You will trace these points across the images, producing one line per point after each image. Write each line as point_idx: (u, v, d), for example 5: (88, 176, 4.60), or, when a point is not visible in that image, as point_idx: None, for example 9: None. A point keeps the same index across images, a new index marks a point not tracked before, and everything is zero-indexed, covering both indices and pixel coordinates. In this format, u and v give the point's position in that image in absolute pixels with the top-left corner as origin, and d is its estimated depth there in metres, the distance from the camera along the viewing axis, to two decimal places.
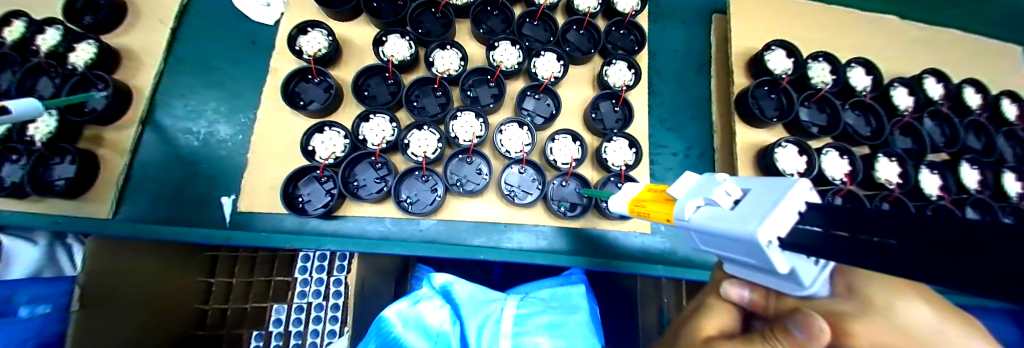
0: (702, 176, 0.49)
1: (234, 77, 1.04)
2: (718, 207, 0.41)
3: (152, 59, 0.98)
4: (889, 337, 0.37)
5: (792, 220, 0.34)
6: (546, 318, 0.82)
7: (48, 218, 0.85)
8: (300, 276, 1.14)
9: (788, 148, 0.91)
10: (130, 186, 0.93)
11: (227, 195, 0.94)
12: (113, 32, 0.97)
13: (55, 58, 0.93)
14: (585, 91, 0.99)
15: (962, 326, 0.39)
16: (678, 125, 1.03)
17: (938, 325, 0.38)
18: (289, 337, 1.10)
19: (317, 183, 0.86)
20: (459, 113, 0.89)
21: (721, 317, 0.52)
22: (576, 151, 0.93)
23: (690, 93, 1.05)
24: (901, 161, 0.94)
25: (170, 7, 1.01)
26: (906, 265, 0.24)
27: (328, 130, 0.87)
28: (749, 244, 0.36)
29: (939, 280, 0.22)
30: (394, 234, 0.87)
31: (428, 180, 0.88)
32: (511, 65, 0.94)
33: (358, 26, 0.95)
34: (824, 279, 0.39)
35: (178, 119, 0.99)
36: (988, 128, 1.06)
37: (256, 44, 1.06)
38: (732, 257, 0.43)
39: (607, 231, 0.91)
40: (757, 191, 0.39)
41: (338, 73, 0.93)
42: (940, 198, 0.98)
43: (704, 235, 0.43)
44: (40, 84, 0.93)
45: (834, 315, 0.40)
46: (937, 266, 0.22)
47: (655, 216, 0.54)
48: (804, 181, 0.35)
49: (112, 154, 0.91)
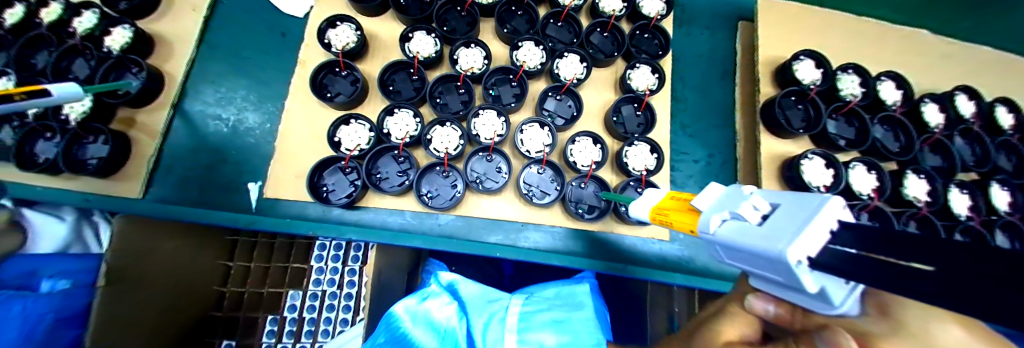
0: (727, 187, 0.48)
1: (263, 67, 1.07)
2: (745, 222, 0.41)
3: (187, 47, 1.02)
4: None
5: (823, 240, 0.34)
6: (550, 315, 0.81)
7: (79, 195, 0.90)
8: (316, 264, 1.17)
9: (814, 160, 0.89)
10: (161, 168, 0.97)
11: (254, 181, 0.97)
12: (150, 19, 1.01)
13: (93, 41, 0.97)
14: (606, 94, 0.99)
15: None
16: (700, 132, 1.02)
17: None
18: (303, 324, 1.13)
19: (341, 174, 0.87)
20: (482, 111, 0.91)
21: (741, 327, 0.52)
22: (597, 154, 0.93)
23: (712, 100, 1.04)
24: (931, 178, 0.91)
25: None
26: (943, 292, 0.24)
27: (353, 123, 0.89)
28: (776, 262, 0.36)
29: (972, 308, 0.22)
30: (413, 227, 0.89)
31: (449, 176, 0.89)
32: (534, 65, 0.95)
33: (385, 22, 0.98)
34: (856, 299, 0.38)
35: (208, 105, 1.03)
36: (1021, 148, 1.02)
37: (286, 36, 1.09)
38: (756, 272, 0.42)
39: (622, 234, 0.91)
40: (787, 208, 0.38)
41: (365, 66, 0.95)
42: (969, 218, 0.94)
43: (729, 249, 0.43)
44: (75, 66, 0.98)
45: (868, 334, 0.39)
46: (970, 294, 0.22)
47: (678, 225, 0.54)
48: (837, 198, 0.35)
49: (145, 137, 0.95)
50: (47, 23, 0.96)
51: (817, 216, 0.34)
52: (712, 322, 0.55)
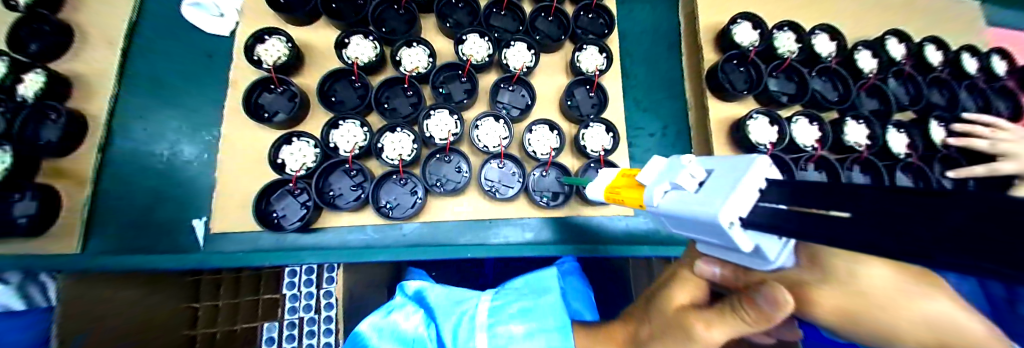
0: (667, 159, 0.49)
1: (191, 94, 0.99)
2: (683, 190, 0.42)
3: (106, 84, 0.93)
4: (848, 303, 0.42)
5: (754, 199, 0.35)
6: (519, 304, 0.78)
7: (12, 259, 0.80)
8: (289, 292, 1.16)
9: (759, 119, 0.93)
10: (95, 221, 0.88)
11: (198, 218, 0.91)
12: (61, 60, 0.91)
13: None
14: (559, 79, 0.98)
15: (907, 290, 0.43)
16: (653, 105, 1.03)
17: (888, 287, 0.43)
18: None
19: (290, 197, 0.84)
20: (433, 111, 0.88)
21: (690, 289, 0.54)
22: (554, 141, 0.92)
23: (664, 74, 1.05)
24: (868, 122, 0.96)
25: (118, 27, 0.95)
26: (866, 239, 0.25)
27: (297, 140, 0.85)
28: (712, 227, 0.37)
29: (899, 247, 0.22)
30: (377, 242, 0.85)
31: (407, 183, 0.87)
32: (481, 58, 0.92)
33: (319, 30, 0.92)
34: (787, 253, 0.40)
35: (136, 143, 0.94)
36: (950, 83, 1.08)
37: (213, 58, 1.01)
38: (700, 238, 0.43)
39: (591, 216, 0.92)
40: (718, 172, 0.39)
41: (303, 80, 0.90)
42: (908, 155, 1.00)
43: (673, 219, 0.43)
44: None
45: (799, 285, 0.44)
46: (896, 233, 0.22)
47: (630, 201, 0.55)
48: (762, 157, 0.36)
49: (73, 188, 0.86)
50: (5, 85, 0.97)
51: (746, 175, 0.35)
52: (664, 288, 0.57)
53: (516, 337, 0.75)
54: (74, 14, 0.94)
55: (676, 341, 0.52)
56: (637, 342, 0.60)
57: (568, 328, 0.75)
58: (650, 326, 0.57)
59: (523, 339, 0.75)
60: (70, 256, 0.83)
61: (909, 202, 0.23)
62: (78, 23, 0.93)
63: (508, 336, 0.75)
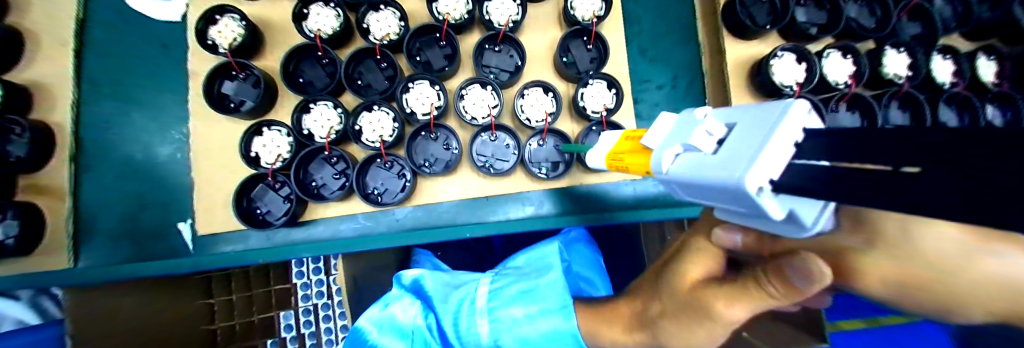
0: (680, 114, 0.40)
1: (155, 90, 0.92)
2: (699, 153, 0.34)
3: (63, 89, 0.86)
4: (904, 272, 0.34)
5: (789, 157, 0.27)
6: (517, 287, 0.75)
7: (7, 278, 0.79)
8: (299, 281, 1.19)
9: (784, 57, 0.81)
10: (85, 232, 0.87)
11: (184, 221, 0.88)
12: None
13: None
14: (550, 33, 0.87)
15: None
16: (660, 54, 0.91)
17: None
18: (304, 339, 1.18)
19: (272, 191, 0.78)
20: (412, 83, 0.79)
21: (705, 262, 0.47)
22: (549, 104, 0.83)
23: (671, 15, 0.92)
24: (911, 50, 0.84)
25: (63, 24, 0.87)
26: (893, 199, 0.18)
27: (269, 130, 0.78)
28: (735, 194, 0.29)
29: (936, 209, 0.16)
30: (371, 230, 0.81)
31: (392, 166, 0.80)
32: (459, 16, 0.81)
33: (275, 3, 0.81)
34: (829, 214, 0.31)
35: (110, 148, 0.90)
36: None
37: (170, 48, 0.92)
38: (719, 207, 0.35)
39: (595, 183, 0.84)
40: (743, 125, 0.30)
41: (264, 62, 0.81)
42: (955, 85, 0.88)
43: (687, 187, 0.36)
44: None
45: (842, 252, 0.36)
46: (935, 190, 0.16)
47: (635, 168, 0.47)
48: (802, 101, 0.27)
49: (52, 201, 0.84)
50: None
51: (781, 127, 0.26)
52: (674, 262, 0.51)
53: (519, 320, 0.73)
54: (12, 14, 0.86)
55: (691, 319, 0.47)
56: (647, 319, 0.56)
57: (570, 308, 0.71)
58: (661, 302, 0.52)
59: (526, 322, 0.73)
60: (64, 271, 0.82)
61: (989, 146, 0.16)
62: (17, 24, 0.86)
63: (510, 319, 0.73)
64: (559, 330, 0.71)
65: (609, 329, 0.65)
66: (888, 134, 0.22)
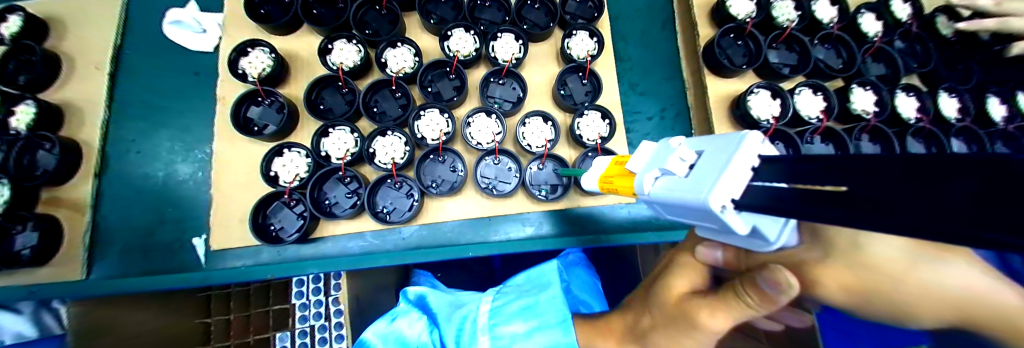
0: (657, 143, 0.47)
1: (182, 112, 0.99)
2: (674, 176, 0.39)
3: (95, 109, 0.93)
4: (860, 281, 0.39)
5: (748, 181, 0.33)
6: (520, 303, 0.78)
7: (23, 288, 0.83)
8: (299, 301, 1.14)
9: (760, 93, 0.89)
10: (99, 245, 0.90)
11: (198, 236, 0.91)
12: (52, 88, 0.92)
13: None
14: (550, 68, 0.96)
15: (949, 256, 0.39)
16: (649, 88, 1.00)
17: (911, 257, 0.38)
18: None
19: (286, 209, 0.83)
20: (423, 111, 0.87)
21: (688, 275, 0.52)
22: (549, 132, 0.90)
23: (659, 54, 1.02)
24: (876, 88, 0.92)
25: (104, 51, 0.96)
26: (857, 216, 0.22)
27: (289, 152, 0.84)
28: (702, 212, 0.35)
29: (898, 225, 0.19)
30: (379, 247, 0.85)
31: (402, 187, 0.86)
32: (468, 53, 0.91)
33: (302, 38, 0.91)
34: (792, 230, 0.36)
35: (132, 165, 0.95)
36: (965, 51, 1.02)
37: (200, 75, 1.00)
38: (695, 224, 0.41)
39: (593, 205, 0.90)
40: (709, 153, 0.36)
41: (288, 90, 0.89)
42: (920, 120, 0.94)
43: (666, 206, 0.41)
44: None
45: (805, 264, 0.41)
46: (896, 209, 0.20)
47: (623, 191, 0.53)
48: (754, 134, 0.33)
49: (72, 214, 0.87)
50: None
51: (737, 155, 0.32)
52: (664, 276, 0.55)
53: (519, 336, 0.76)
54: (61, 42, 0.94)
55: (678, 329, 0.50)
56: (639, 333, 0.59)
57: (569, 323, 0.74)
58: (651, 316, 0.56)
59: (525, 337, 0.76)
60: (76, 283, 0.84)
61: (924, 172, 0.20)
62: (63, 51, 0.94)
63: (511, 335, 0.76)
64: (559, 344, 0.74)
65: (604, 345, 0.67)
66: (843, 164, 0.26)
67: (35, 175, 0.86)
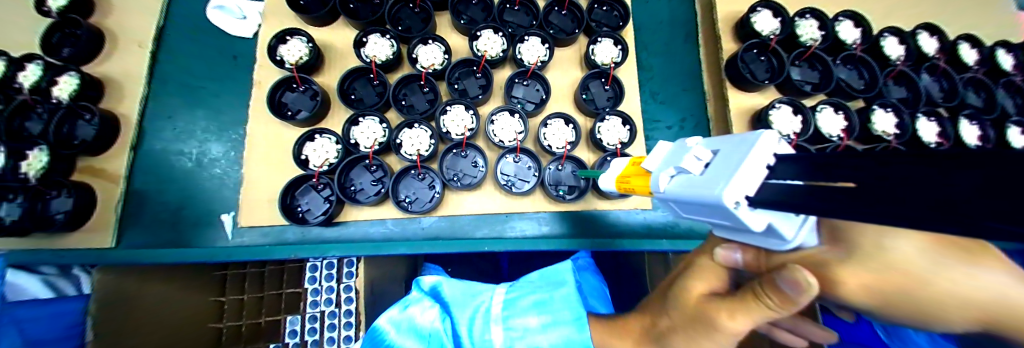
0: (673, 143, 0.48)
1: (216, 94, 1.03)
2: (689, 174, 0.40)
3: (136, 85, 0.97)
4: (884, 283, 0.40)
5: (761, 179, 0.34)
6: (533, 298, 0.80)
7: (54, 252, 0.87)
8: (310, 286, 1.11)
9: (781, 109, 0.91)
10: (129, 216, 0.94)
11: (227, 213, 0.95)
12: (94, 62, 0.96)
13: (39, 93, 0.93)
14: (573, 73, 0.98)
15: (971, 263, 0.40)
16: (670, 97, 1.02)
17: (930, 261, 0.40)
18: None
19: (314, 192, 0.87)
20: (449, 107, 0.90)
21: (705, 278, 0.53)
22: (570, 134, 0.93)
23: (680, 66, 1.04)
24: (897, 111, 0.93)
25: (147, 30, 1.00)
26: (872, 210, 0.23)
27: (319, 137, 0.88)
28: (716, 208, 0.35)
29: (912, 218, 0.20)
30: (397, 235, 0.88)
31: (425, 178, 0.89)
32: (496, 53, 0.93)
33: (337, 30, 0.95)
34: (809, 229, 0.37)
35: (167, 142, 0.99)
36: (990, 84, 1.02)
37: (237, 60, 1.05)
38: (710, 222, 0.42)
39: (606, 209, 0.91)
40: (725, 151, 0.37)
41: (322, 79, 0.92)
42: (939, 144, 0.95)
43: (681, 203, 0.42)
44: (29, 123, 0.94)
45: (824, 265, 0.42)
46: (913, 203, 0.21)
47: (640, 190, 0.55)
48: (770, 132, 0.34)
49: (107, 183, 0.92)
50: None
51: (752, 153, 0.33)
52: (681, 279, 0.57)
53: (532, 329, 0.78)
54: (106, 19, 0.99)
55: (698, 332, 0.51)
56: (656, 333, 0.60)
57: (584, 320, 0.76)
58: (668, 317, 0.57)
59: (538, 331, 0.78)
60: (106, 250, 0.88)
61: (938, 168, 0.21)
62: (107, 28, 0.98)
63: (524, 328, 0.78)
64: (571, 340, 0.76)
65: (619, 345, 0.68)
66: (859, 162, 0.28)
67: (73, 144, 0.91)
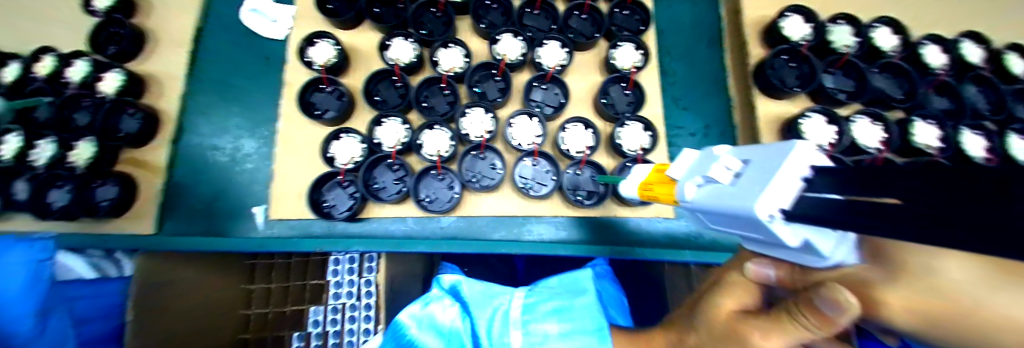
0: (700, 151, 0.47)
1: (249, 93, 1.09)
2: (718, 184, 0.40)
3: (176, 83, 1.04)
4: None
5: (795, 193, 0.32)
6: (553, 304, 0.82)
7: (96, 238, 0.94)
8: (333, 278, 1.16)
9: (813, 118, 0.88)
10: (168, 206, 1.00)
11: (258, 205, 0.99)
12: (139, 61, 1.03)
13: (86, 88, 1.00)
14: (593, 77, 0.97)
15: None
16: (694, 103, 1.00)
17: None
18: None
19: (340, 188, 0.90)
20: (468, 110, 0.91)
21: (738, 295, 0.52)
22: (589, 139, 0.92)
23: (705, 72, 1.02)
24: (940, 123, 0.87)
25: (187, 31, 1.07)
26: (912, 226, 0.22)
27: (345, 136, 0.91)
28: (748, 220, 0.35)
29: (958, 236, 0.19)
30: (418, 233, 0.91)
31: (444, 178, 0.90)
32: (515, 57, 0.95)
33: (362, 34, 0.98)
34: (847, 246, 0.36)
35: (204, 137, 1.05)
36: None
37: (269, 60, 1.10)
38: (740, 234, 0.41)
39: (626, 217, 0.90)
40: (756, 162, 0.36)
41: (348, 80, 0.96)
42: (988, 160, 0.88)
43: (709, 214, 0.41)
44: (77, 115, 1.01)
45: None
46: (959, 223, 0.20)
47: (663, 198, 0.54)
48: (805, 143, 0.33)
49: (147, 175, 0.98)
50: (45, 76, 1.00)
51: (786, 164, 0.33)
52: (711, 294, 0.56)
53: (551, 336, 0.79)
54: (151, 21, 1.06)
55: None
56: None
57: (605, 332, 0.77)
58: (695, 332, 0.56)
59: (558, 339, 0.79)
60: (149, 238, 0.95)
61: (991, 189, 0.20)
62: (151, 29, 1.05)
63: (543, 334, 0.79)
64: None
65: None
66: (901, 180, 0.26)
67: (117, 136, 0.96)
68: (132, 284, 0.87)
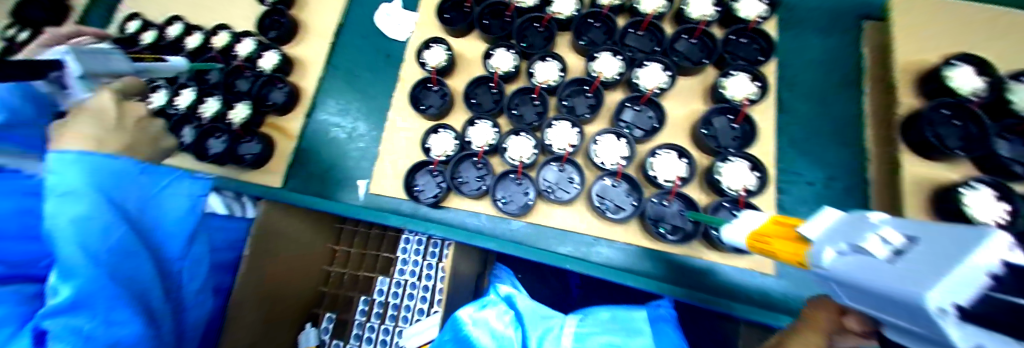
0: (852, 216, 0.41)
1: (367, 82, 1.26)
2: (870, 256, 0.34)
3: (316, 67, 1.25)
4: None
5: (977, 286, 0.24)
6: (605, 339, 0.80)
7: (237, 182, 1.17)
8: (402, 255, 1.27)
9: (981, 191, 0.69)
10: (292, 166, 1.20)
11: (362, 179, 1.14)
12: (293, 47, 1.27)
13: (248, 61, 1.24)
14: (692, 105, 0.93)
15: None
16: (812, 149, 0.90)
17: None
18: (370, 316, 1.22)
19: (430, 176, 0.99)
20: (556, 122, 0.93)
21: None
22: (681, 169, 0.87)
23: (831, 117, 0.91)
24: None
25: (331, 26, 1.28)
26: None
27: (441, 131, 1.00)
28: (910, 308, 0.28)
29: None
30: (488, 229, 0.95)
31: (522, 184, 0.93)
32: (611, 76, 0.94)
33: (470, 42, 1.07)
34: None
35: (328, 114, 1.24)
36: None
37: (389, 57, 1.27)
38: (894, 324, 0.33)
39: (709, 259, 0.83)
40: (934, 240, 0.30)
41: (452, 81, 1.06)
42: None
43: (853, 288, 0.35)
44: (237, 81, 1.26)
45: None
46: None
47: (781, 254, 0.48)
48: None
49: (283, 138, 1.19)
50: (221, 49, 1.26)
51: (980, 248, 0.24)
52: None
53: None
54: (307, 16, 1.30)
55: None
56: None
57: None
58: None
59: None
60: (273, 189, 1.15)
61: None
62: (306, 23, 1.29)
63: None
64: None
65: None
66: None
67: (267, 104, 1.20)
68: (251, 231, 0.96)
